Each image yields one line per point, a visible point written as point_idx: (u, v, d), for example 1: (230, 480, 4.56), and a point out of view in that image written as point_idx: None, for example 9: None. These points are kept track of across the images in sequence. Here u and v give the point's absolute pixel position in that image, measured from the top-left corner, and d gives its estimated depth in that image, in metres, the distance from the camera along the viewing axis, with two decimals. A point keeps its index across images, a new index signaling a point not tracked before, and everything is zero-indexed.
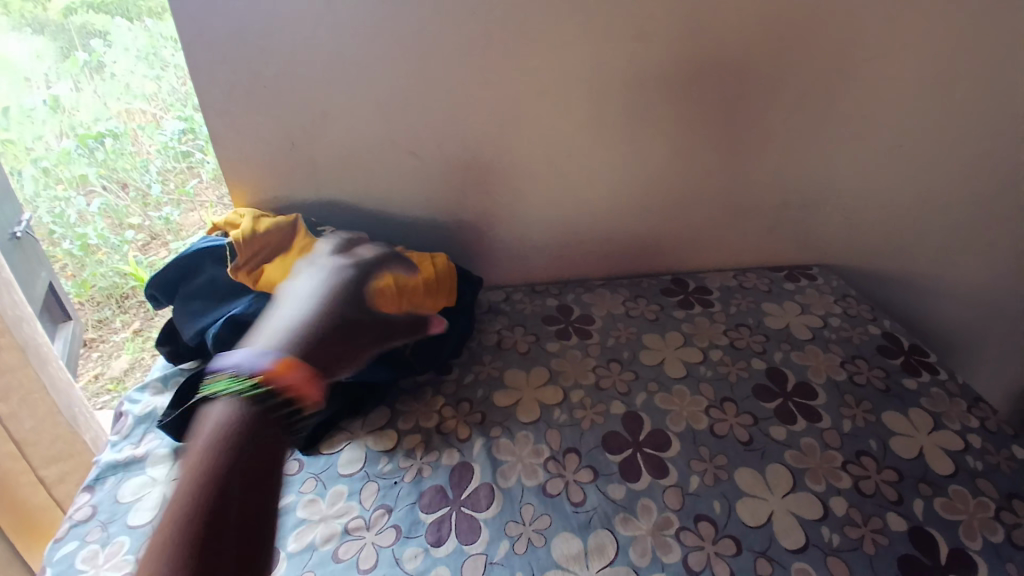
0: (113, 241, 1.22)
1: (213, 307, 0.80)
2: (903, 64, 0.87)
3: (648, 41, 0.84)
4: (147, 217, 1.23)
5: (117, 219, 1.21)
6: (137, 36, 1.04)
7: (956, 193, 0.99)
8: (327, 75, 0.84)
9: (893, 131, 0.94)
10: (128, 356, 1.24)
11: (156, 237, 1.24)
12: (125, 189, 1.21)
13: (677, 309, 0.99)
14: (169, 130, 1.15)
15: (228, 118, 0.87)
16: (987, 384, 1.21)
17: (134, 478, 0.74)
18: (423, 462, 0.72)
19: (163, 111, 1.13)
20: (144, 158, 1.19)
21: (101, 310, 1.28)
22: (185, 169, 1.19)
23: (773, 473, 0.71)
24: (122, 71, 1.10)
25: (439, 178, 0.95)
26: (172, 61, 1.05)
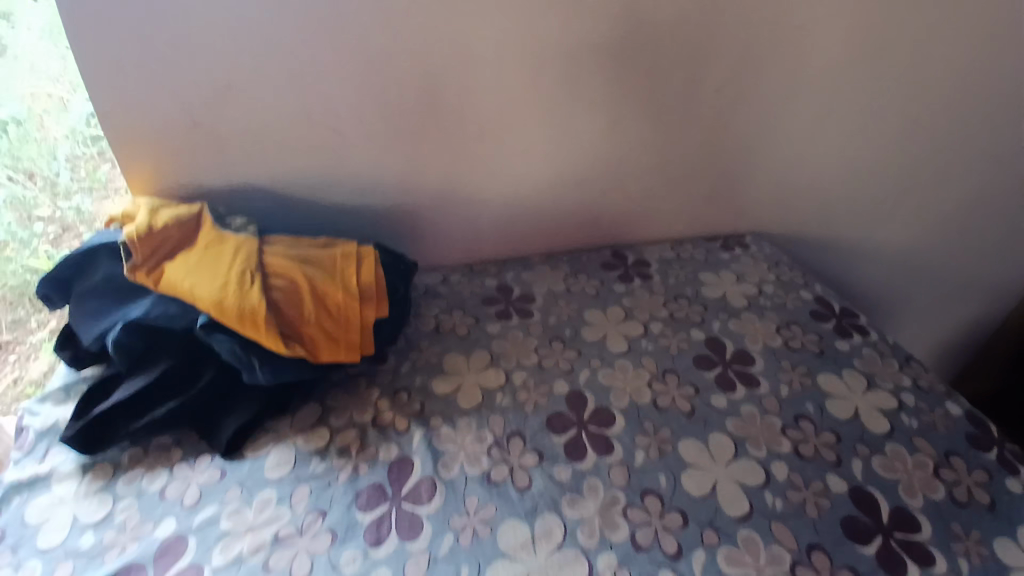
0: (22, 236, 0.99)
1: (112, 307, 0.72)
2: (828, 29, 0.87)
3: (577, 6, 0.80)
4: (59, 209, 1.02)
5: (22, 211, 0.99)
6: (43, 11, 0.92)
7: (877, 157, 1.02)
8: (230, 44, 0.76)
9: (819, 97, 0.94)
10: (48, 360, 1.03)
11: (69, 230, 1.02)
12: (30, 179, 1.00)
13: (618, 284, 0.97)
14: (77, 113, 0.98)
15: (120, 93, 0.78)
16: (908, 335, 1.27)
17: (42, 496, 0.67)
18: (359, 459, 0.68)
19: (68, 91, 0.96)
20: (50, 143, 0.99)
21: (14, 309, 1.02)
22: (95, 156, 1.01)
23: (716, 443, 0.71)
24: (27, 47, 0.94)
25: (364, 157, 0.89)
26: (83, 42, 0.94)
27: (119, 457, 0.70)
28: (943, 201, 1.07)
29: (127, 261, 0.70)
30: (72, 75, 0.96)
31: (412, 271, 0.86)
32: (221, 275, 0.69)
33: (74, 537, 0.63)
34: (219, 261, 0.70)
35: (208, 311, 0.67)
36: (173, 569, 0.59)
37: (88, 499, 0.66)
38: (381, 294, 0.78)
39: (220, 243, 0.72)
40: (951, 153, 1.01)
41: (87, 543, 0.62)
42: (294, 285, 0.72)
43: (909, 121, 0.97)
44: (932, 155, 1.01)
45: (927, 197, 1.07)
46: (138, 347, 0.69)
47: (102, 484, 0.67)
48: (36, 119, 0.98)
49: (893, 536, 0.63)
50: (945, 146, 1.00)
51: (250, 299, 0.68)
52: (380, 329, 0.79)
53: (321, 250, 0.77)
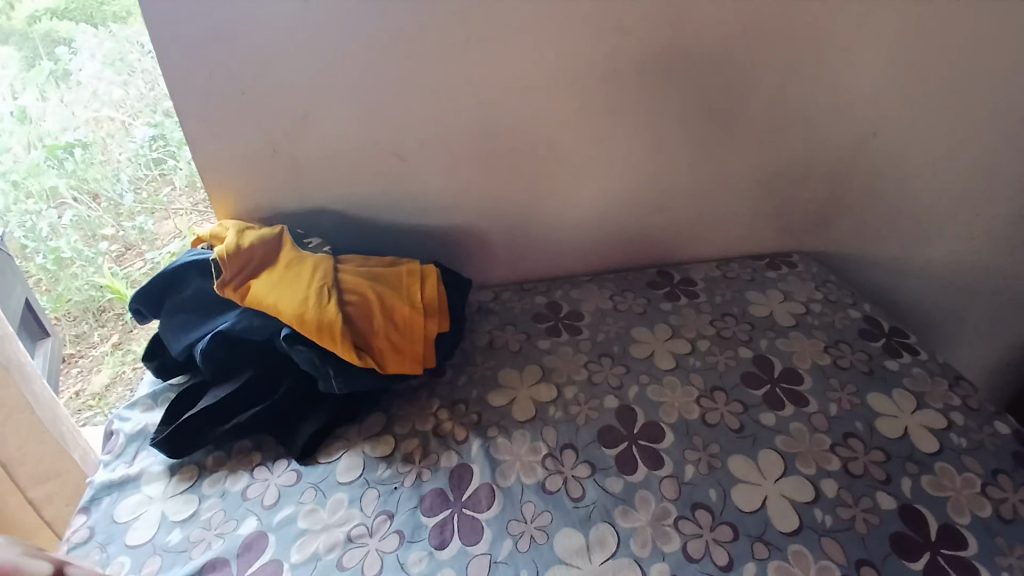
0: (87, 254, 1.28)
1: (199, 320, 0.79)
2: (874, 53, 0.89)
3: (626, 37, 0.85)
4: (121, 227, 1.30)
5: (89, 230, 1.28)
6: (102, 42, 1.12)
7: (928, 176, 1.02)
8: (306, 80, 0.84)
9: (866, 119, 0.96)
10: (107, 371, 1.31)
11: (131, 248, 1.32)
12: (96, 201, 1.27)
13: (665, 302, 1.00)
14: (138, 137, 1.23)
15: (209, 125, 0.86)
16: (964, 357, 1.25)
17: (131, 496, 0.73)
18: (422, 466, 0.72)
19: (131, 117, 1.21)
20: (114, 167, 1.26)
21: (78, 325, 1.31)
22: (157, 177, 1.27)
23: (765, 459, 0.72)
24: (88, 78, 1.16)
25: (423, 181, 0.95)
26: (138, 65, 1.15)
27: (203, 459, 0.76)
28: (998, 220, 1.06)
29: (218, 277, 0.77)
30: (132, 104, 1.20)
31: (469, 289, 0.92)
32: (301, 290, 0.76)
33: (162, 534, 0.68)
34: (300, 277, 0.77)
35: (290, 323, 0.74)
36: (255, 565, 0.64)
37: (174, 498, 0.72)
38: (444, 309, 0.84)
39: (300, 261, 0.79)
40: (1004, 172, 1.00)
41: (174, 539, 0.67)
42: (367, 299, 0.78)
43: (961, 139, 0.97)
44: (986, 174, 1.01)
45: (981, 217, 1.06)
46: (224, 356, 0.76)
47: (188, 484, 0.73)
48: (99, 143, 1.23)
49: (940, 552, 0.64)
50: (999, 166, 1.00)
51: (328, 313, 0.74)
52: (440, 342, 0.84)
53: (388, 269, 0.83)
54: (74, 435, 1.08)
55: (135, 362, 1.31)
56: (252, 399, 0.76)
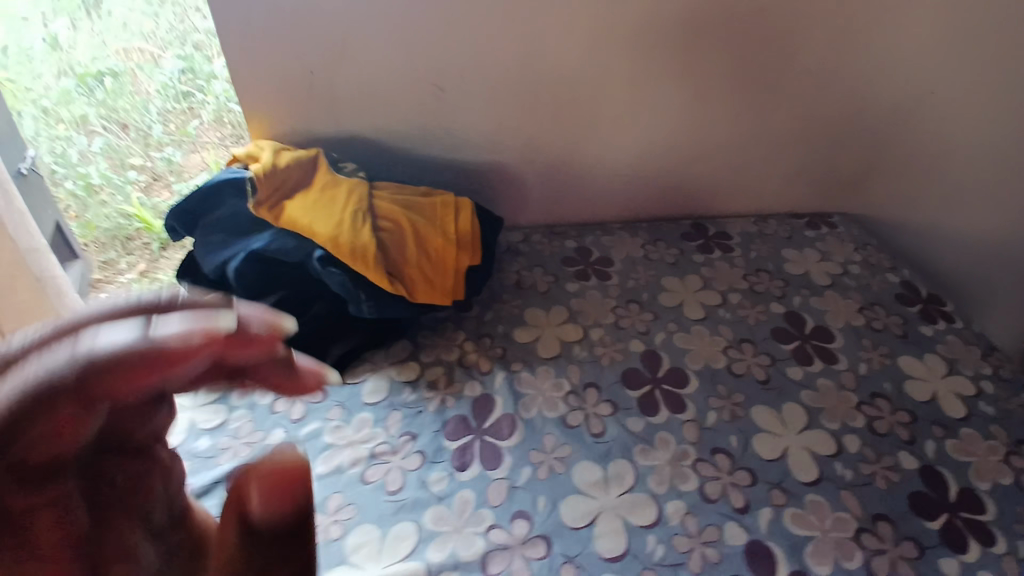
0: (116, 181, 1.22)
1: (232, 239, 0.80)
2: (944, 2, 0.84)
3: None
4: (150, 158, 1.26)
5: (117, 159, 1.25)
6: None
7: (985, 138, 0.96)
8: (347, 1, 0.82)
9: (927, 75, 0.91)
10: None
11: (158, 179, 1.25)
12: (126, 130, 1.27)
13: (697, 254, 0.98)
14: (167, 69, 1.29)
15: (246, 44, 0.85)
16: None
17: None
18: (446, 393, 0.73)
19: (160, 49, 1.30)
20: (143, 97, 1.28)
21: (105, 253, 1.19)
22: (186, 110, 1.29)
23: (789, 411, 0.72)
24: (119, 7, 1.30)
25: (460, 115, 0.93)
26: (185, 4, 1.30)
27: None
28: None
29: (253, 196, 0.77)
30: (160, 37, 1.30)
31: (499, 225, 0.92)
32: (336, 213, 0.77)
33: (191, 440, 0.71)
34: (335, 200, 0.78)
35: (325, 245, 0.74)
36: None
37: (204, 408, 0.74)
38: (475, 242, 0.84)
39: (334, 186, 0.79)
40: None
41: (203, 445, 0.70)
42: (400, 228, 0.78)
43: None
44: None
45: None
46: (256, 275, 0.76)
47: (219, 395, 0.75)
48: (130, 74, 1.29)
49: (959, 515, 0.64)
50: None
51: (362, 237, 0.75)
52: (470, 277, 0.84)
53: (422, 199, 0.83)
54: None
55: (164, 292, 1.13)
56: None
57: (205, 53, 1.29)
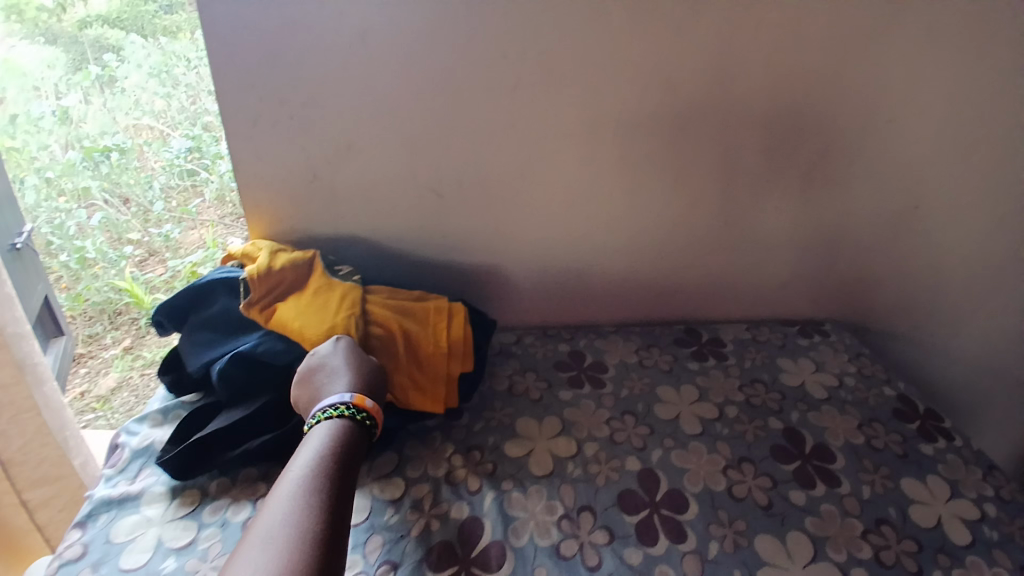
0: (111, 256, 1.28)
1: (220, 339, 0.77)
2: (923, 128, 0.88)
3: (675, 94, 0.85)
4: (147, 233, 1.31)
5: (116, 233, 1.29)
6: (150, 53, 1.13)
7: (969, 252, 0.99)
8: (354, 110, 0.84)
9: (911, 194, 0.94)
10: (117, 375, 1.26)
11: (154, 254, 1.31)
12: (126, 205, 1.29)
13: (692, 362, 0.97)
14: (175, 148, 1.24)
15: (252, 145, 0.87)
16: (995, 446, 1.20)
17: (131, 515, 0.70)
18: (432, 515, 0.69)
19: (169, 128, 1.24)
20: (148, 173, 1.28)
21: (93, 325, 1.29)
22: (189, 188, 1.28)
23: (794, 541, 0.68)
24: (132, 86, 1.17)
25: (458, 218, 0.94)
26: (183, 79, 1.15)
27: (207, 485, 0.73)
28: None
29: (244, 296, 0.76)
30: (172, 116, 1.23)
31: (493, 328, 0.91)
32: (328, 317, 0.75)
33: (158, 559, 0.65)
34: (328, 303, 0.77)
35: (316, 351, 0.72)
36: None
37: (173, 523, 0.69)
38: (468, 348, 0.82)
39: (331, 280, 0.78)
40: None
41: (169, 566, 0.64)
42: (394, 336, 0.77)
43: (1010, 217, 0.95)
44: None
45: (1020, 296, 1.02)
46: (240, 377, 0.73)
47: (188, 510, 0.71)
48: (137, 149, 1.25)
49: None
50: None
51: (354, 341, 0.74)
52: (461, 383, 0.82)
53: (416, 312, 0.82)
54: (77, 440, 1.06)
55: (144, 369, 1.27)
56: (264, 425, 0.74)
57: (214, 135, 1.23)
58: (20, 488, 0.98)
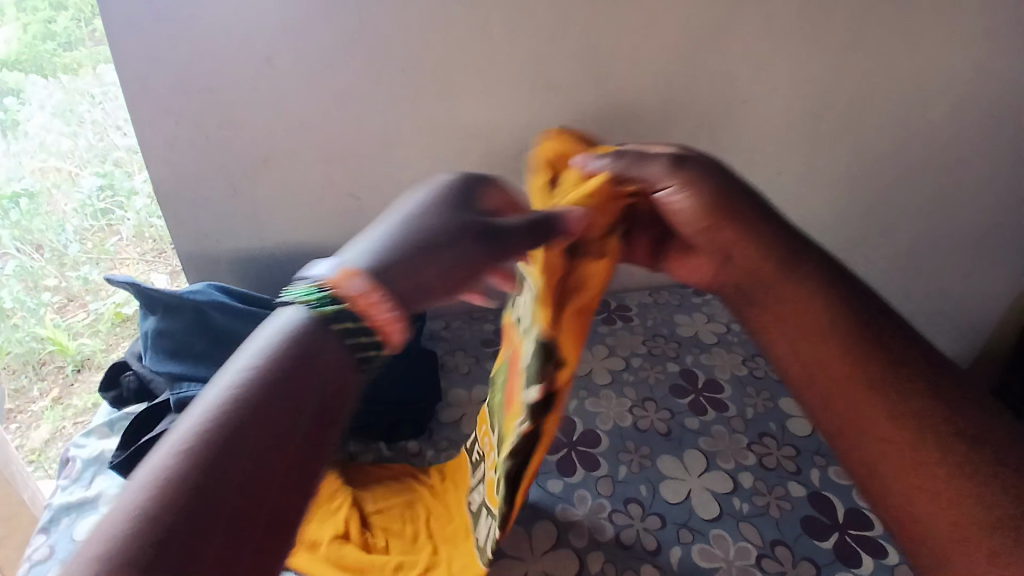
0: (30, 305, 1.25)
1: (164, 358, 0.81)
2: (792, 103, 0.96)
3: (556, 95, 0.93)
4: (65, 278, 1.26)
5: (31, 280, 1.24)
6: (54, 93, 1.10)
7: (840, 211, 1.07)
8: (269, 123, 0.91)
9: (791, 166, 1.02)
10: (48, 426, 1.30)
11: (74, 300, 1.29)
12: (39, 252, 1.22)
13: (601, 326, 1.04)
14: (84, 186, 1.19)
15: (170, 167, 0.92)
16: None
17: (92, 516, 0.78)
18: (376, 478, 0.78)
19: (77, 168, 1.17)
20: (58, 216, 1.20)
21: (16, 379, 1.28)
22: (105, 228, 1.23)
23: (690, 457, 0.80)
24: (37, 128, 1.13)
25: (376, 216, 1.02)
26: (88, 116, 1.11)
27: None
28: (910, 250, 1.13)
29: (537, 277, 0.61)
30: (77, 154, 1.16)
31: (434, 359, 0.89)
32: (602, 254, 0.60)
33: None
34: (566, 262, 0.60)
35: None
36: None
37: None
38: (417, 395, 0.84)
39: (378, 544, 0.71)
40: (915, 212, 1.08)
41: None
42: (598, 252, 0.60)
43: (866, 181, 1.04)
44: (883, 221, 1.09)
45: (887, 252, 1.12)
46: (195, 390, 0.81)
47: None
48: (45, 193, 1.18)
49: (847, 531, 0.72)
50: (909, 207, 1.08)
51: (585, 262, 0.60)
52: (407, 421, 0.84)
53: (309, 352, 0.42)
54: (23, 476, 1.05)
55: (77, 417, 1.30)
56: None
57: (125, 170, 1.15)
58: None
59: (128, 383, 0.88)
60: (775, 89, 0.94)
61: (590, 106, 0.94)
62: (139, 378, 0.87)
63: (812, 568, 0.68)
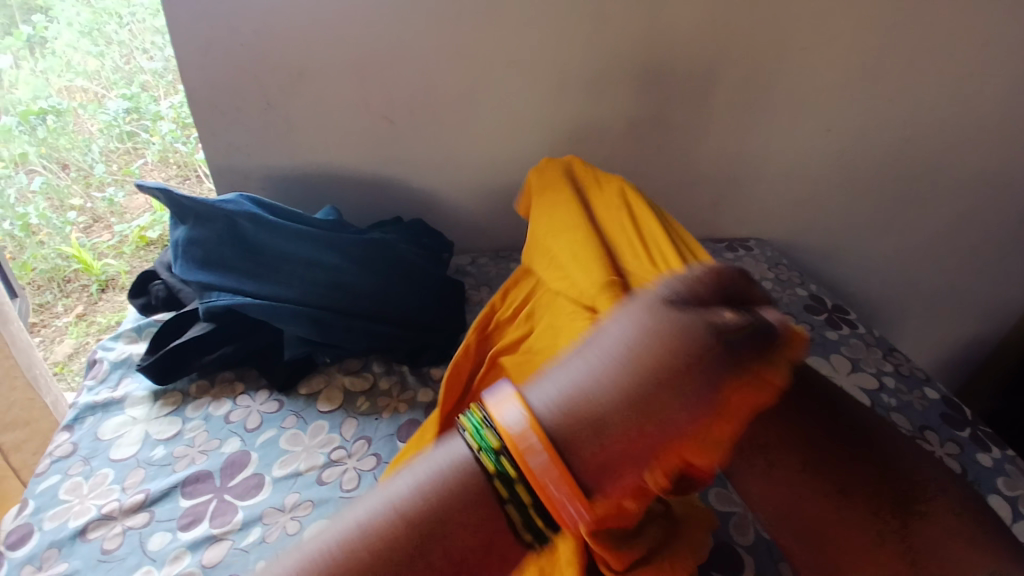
0: (55, 222, 1.29)
1: (199, 266, 0.81)
2: (841, 50, 0.90)
3: (608, 29, 0.89)
4: (89, 198, 1.34)
5: (58, 199, 1.30)
6: (81, 11, 1.24)
7: (925, 131, 0.97)
8: (305, 36, 0.90)
9: (835, 122, 0.97)
10: (71, 342, 1.27)
11: (99, 220, 1.35)
12: (65, 170, 1.30)
13: None
14: (111, 109, 1.30)
15: (208, 78, 0.94)
16: (927, 360, 1.26)
17: (115, 417, 0.79)
18: (399, 400, 0.81)
19: (104, 90, 1.31)
20: (85, 137, 1.30)
21: (43, 294, 1.29)
22: (130, 150, 1.34)
23: None
24: (63, 46, 1.24)
25: (409, 143, 1.00)
26: (115, 37, 1.27)
27: (187, 387, 0.83)
28: (962, 221, 1.06)
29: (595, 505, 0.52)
30: (104, 76, 1.30)
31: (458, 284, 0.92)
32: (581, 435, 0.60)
33: (147, 449, 0.75)
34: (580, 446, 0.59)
35: (305, 324, 0.79)
36: (238, 477, 0.71)
37: (158, 420, 0.79)
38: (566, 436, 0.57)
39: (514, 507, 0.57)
40: (976, 180, 1.01)
41: (158, 454, 0.75)
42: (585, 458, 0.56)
43: (922, 139, 0.98)
44: (823, 114, 0.96)
45: (821, 153, 1.01)
46: (231, 315, 0.81)
47: (171, 408, 0.80)
48: (73, 112, 1.28)
49: None
50: (969, 175, 1.01)
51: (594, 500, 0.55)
52: (427, 350, 0.86)
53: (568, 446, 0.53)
54: (44, 380, 1.06)
55: (100, 333, 1.28)
56: (229, 337, 0.83)
57: (151, 93, 1.32)
58: None
59: (155, 292, 0.89)
60: (829, 36, 0.89)
61: (636, 45, 0.91)
62: (167, 288, 0.89)
63: None
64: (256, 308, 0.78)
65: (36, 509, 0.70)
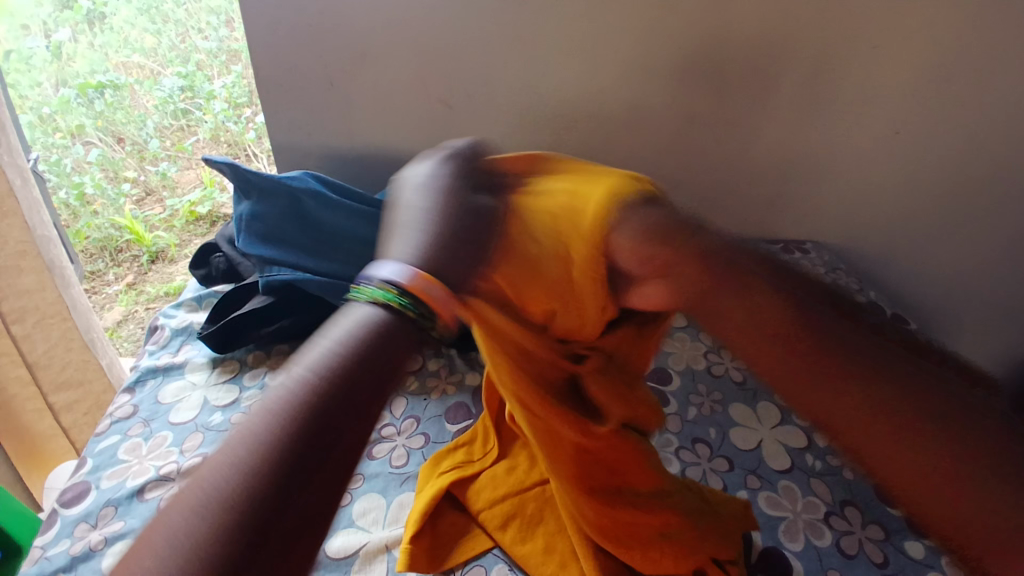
0: (110, 194, 1.34)
1: (261, 241, 0.83)
2: (919, 51, 0.87)
3: (675, 20, 0.87)
4: (143, 171, 1.37)
5: (112, 170, 1.34)
6: None
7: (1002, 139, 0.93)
8: (370, 18, 0.91)
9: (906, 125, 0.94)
10: (121, 309, 1.34)
11: (151, 193, 1.39)
12: (120, 144, 1.34)
13: None
14: (165, 86, 1.35)
15: (274, 57, 0.96)
16: None
17: (175, 381, 0.83)
18: (448, 383, 0.82)
19: (159, 66, 1.34)
20: (140, 112, 1.35)
21: (95, 262, 1.33)
22: (184, 127, 1.38)
23: (764, 409, 0.79)
24: (121, 22, 1.29)
25: (464, 128, 1.00)
26: (171, 15, 1.32)
27: (244, 357, 0.85)
28: None
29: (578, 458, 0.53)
30: (160, 54, 1.34)
31: None
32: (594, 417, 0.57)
33: (205, 415, 0.78)
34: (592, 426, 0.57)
35: None
36: None
37: (215, 387, 0.81)
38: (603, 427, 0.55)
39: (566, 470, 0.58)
40: None
41: (216, 420, 0.77)
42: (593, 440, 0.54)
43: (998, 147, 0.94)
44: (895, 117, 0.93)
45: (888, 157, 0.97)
46: (291, 290, 0.83)
47: (229, 376, 0.83)
48: (129, 87, 1.33)
49: None
50: None
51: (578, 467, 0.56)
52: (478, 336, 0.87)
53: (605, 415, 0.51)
54: (101, 343, 1.11)
55: (148, 303, 1.35)
56: (286, 311, 0.85)
57: (205, 73, 1.36)
58: (46, 390, 1.04)
59: (216, 264, 0.92)
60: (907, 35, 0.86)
61: (702, 38, 0.89)
62: (228, 261, 0.92)
63: (881, 532, 0.67)
64: (315, 285, 0.79)
65: (94, 466, 0.73)
